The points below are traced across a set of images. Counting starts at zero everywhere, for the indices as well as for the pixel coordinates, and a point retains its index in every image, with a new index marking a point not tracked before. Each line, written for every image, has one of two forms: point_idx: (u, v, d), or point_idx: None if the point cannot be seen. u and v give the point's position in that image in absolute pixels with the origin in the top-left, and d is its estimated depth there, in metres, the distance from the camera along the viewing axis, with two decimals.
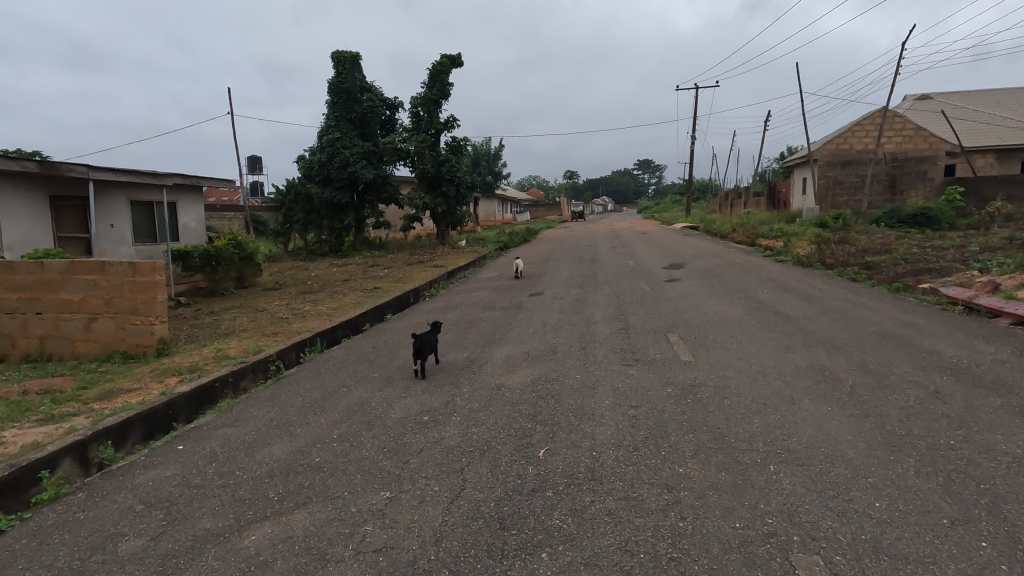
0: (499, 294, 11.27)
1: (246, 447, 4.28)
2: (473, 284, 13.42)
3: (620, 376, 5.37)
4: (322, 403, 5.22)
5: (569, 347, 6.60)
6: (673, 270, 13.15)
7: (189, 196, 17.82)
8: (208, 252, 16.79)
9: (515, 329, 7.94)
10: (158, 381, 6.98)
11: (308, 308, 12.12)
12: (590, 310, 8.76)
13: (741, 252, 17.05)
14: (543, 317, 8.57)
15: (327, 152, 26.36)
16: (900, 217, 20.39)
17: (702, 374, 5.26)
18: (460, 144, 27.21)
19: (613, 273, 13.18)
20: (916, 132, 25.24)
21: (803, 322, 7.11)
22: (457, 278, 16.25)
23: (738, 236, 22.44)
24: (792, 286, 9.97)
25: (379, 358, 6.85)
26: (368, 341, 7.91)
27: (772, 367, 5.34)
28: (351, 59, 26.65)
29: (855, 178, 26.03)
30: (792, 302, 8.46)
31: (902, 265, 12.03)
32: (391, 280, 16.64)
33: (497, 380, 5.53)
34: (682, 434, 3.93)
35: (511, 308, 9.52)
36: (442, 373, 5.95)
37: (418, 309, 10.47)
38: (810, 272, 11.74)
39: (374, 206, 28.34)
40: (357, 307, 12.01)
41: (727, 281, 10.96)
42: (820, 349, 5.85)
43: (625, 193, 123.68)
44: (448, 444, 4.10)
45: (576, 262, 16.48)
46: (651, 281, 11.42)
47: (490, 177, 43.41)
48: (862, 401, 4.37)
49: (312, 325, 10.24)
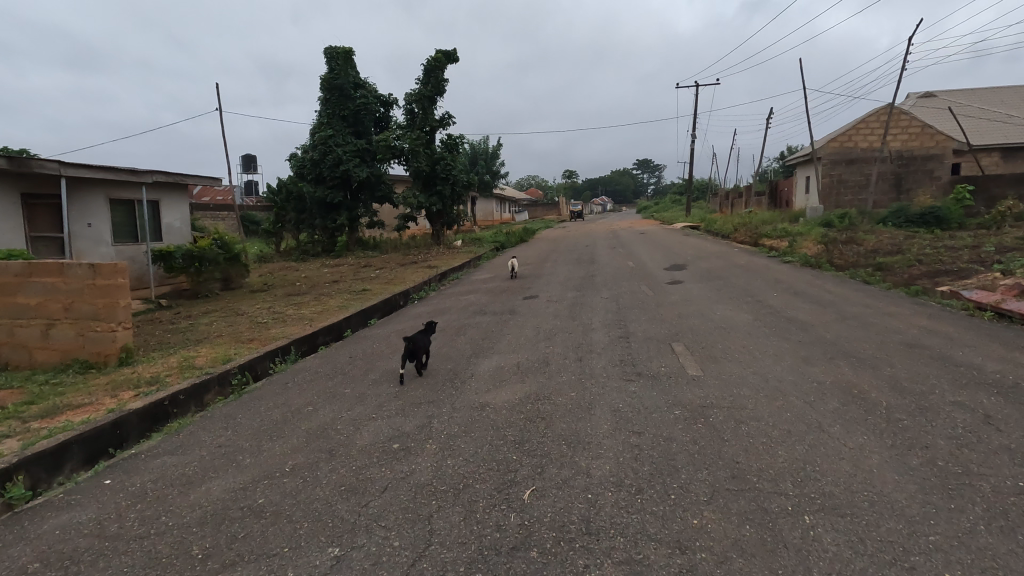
0: (491, 297, 10.65)
1: (183, 484, 3.64)
2: (466, 286, 12.79)
3: (620, 394, 4.74)
4: (281, 425, 4.59)
5: (563, 358, 5.97)
6: (676, 272, 12.52)
7: (173, 194, 17.18)
8: (192, 253, 16.12)
9: (505, 336, 7.32)
10: (112, 395, 6.32)
11: (291, 311, 11.50)
12: (587, 315, 8.14)
13: (745, 253, 16.41)
14: (536, 323, 7.96)
15: (319, 149, 25.74)
16: (907, 216, 19.80)
17: (713, 392, 4.64)
18: (455, 141, 26.58)
19: (612, 274, 12.56)
20: (922, 130, 24.62)
21: (820, 330, 6.50)
22: (450, 279, 15.62)
23: (741, 236, 21.82)
24: (804, 289, 9.34)
25: (355, 369, 6.24)
26: (347, 350, 7.29)
27: (793, 384, 4.73)
28: (344, 55, 26.03)
29: (860, 176, 25.42)
30: (805, 307, 7.83)
31: (917, 267, 11.40)
32: (382, 281, 15.99)
33: (481, 398, 4.91)
34: (695, 471, 3.31)
35: (503, 313, 8.89)
36: (422, 388, 5.33)
37: (405, 314, 9.83)
38: (819, 275, 11.12)
39: (368, 205, 27.72)
40: (342, 310, 11.37)
41: (733, 283, 10.34)
42: (843, 363, 5.24)
43: (624, 193, 123.06)
44: (419, 481, 3.48)
45: (574, 263, 15.88)
46: (652, 283, 10.81)
47: (487, 176, 42.80)
48: (903, 427, 3.76)
49: (292, 331, 9.60)
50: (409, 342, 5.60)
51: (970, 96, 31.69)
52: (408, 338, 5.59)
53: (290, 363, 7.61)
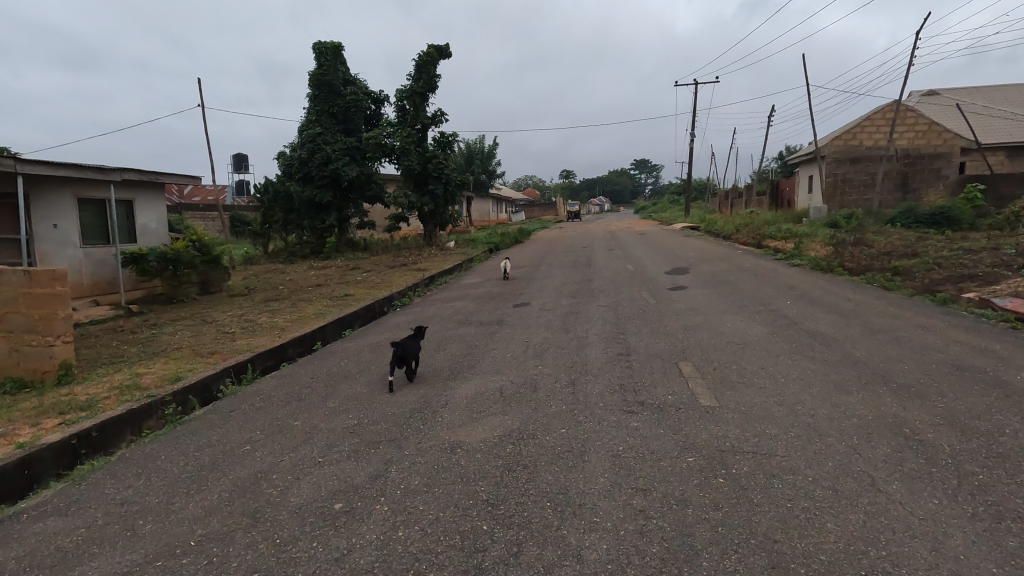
0: (480, 304, 9.83)
1: (54, 565, 2.81)
2: (454, 291, 11.99)
3: (618, 432, 3.93)
4: (204, 473, 3.74)
5: (553, 382, 5.14)
6: (678, 276, 11.73)
7: (149, 194, 16.36)
8: (166, 255, 15.22)
9: (490, 352, 6.51)
10: (33, 424, 5.42)
11: (264, 319, 10.63)
12: (582, 327, 7.32)
13: (750, 255, 15.64)
14: (525, 335, 7.14)
15: (307, 147, 24.92)
16: (916, 216, 19.05)
17: (732, 430, 3.81)
18: (449, 139, 25.75)
19: (610, 279, 11.78)
20: (929, 127, 23.88)
21: (848, 347, 5.70)
22: (439, 283, 14.80)
23: (743, 237, 21.06)
24: (819, 297, 8.55)
25: (314, 392, 5.41)
26: (310, 367, 6.45)
27: (829, 418, 3.94)
28: (332, 49, 25.21)
29: (865, 176, 24.68)
30: (824, 318, 7.04)
31: (938, 271, 10.62)
32: (367, 285, 15.18)
33: (452, 435, 4.09)
34: (722, 557, 2.49)
35: (490, 324, 8.08)
36: (385, 419, 4.51)
37: (383, 324, 9.00)
38: (833, 280, 10.33)
39: (359, 205, 26.88)
40: (318, 318, 10.52)
41: (741, 290, 9.55)
42: (882, 390, 4.45)
43: (622, 193, 122.46)
44: (357, 563, 2.66)
45: (570, 266, 15.05)
46: (652, 290, 10.01)
47: (484, 176, 41.98)
48: (983, 487, 2.95)
49: (260, 343, 8.71)
50: (398, 348, 5.38)
51: (976, 94, 30.98)
52: (396, 344, 5.37)
53: (248, 381, 6.70)
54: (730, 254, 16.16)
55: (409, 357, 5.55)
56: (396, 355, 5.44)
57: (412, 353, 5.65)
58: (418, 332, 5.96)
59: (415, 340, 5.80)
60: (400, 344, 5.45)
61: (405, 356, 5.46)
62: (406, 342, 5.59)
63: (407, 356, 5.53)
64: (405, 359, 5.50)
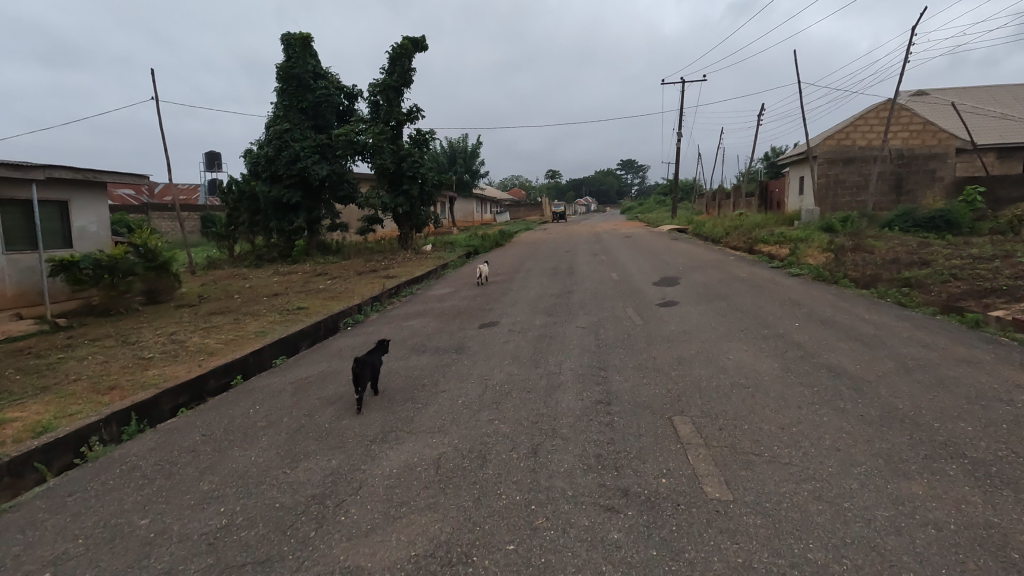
0: (443, 323, 8.56)
1: None
2: (417, 304, 10.70)
3: (591, 557, 2.66)
4: None
5: (512, 451, 3.88)
6: (667, 288, 10.57)
7: (88, 193, 14.82)
8: (102, 261, 13.51)
9: (439, 395, 5.22)
10: None
11: (195, 340, 9.20)
12: (556, 359, 6.06)
13: (743, 262, 14.55)
14: (485, 370, 5.86)
15: (274, 145, 23.44)
16: (915, 220, 18.12)
17: (760, 557, 2.56)
18: (425, 136, 24.42)
19: (593, 290, 10.60)
20: (923, 127, 23.02)
21: (885, 394, 4.52)
22: (405, 292, 13.46)
23: (734, 240, 19.99)
24: (829, 317, 7.40)
25: (194, 462, 4.07)
26: (210, 417, 5.08)
27: (897, 532, 2.69)
28: (302, 41, 23.74)
29: (858, 177, 23.83)
30: (843, 349, 5.85)
31: (954, 284, 9.54)
32: (327, 295, 13.83)
33: (348, 555, 2.80)
34: None
35: (449, 350, 6.83)
36: (265, 518, 3.20)
37: (326, 348, 7.68)
38: (840, 294, 9.19)
39: (330, 206, 25.41)
40: (257, 339, 9.15)
41: (740, 306, 8.41)
42: (954, 472, 3.23)
43: (608, 193, 121.87)
44: None
45: (550, 274, 13.81)
46: (639, 305, 8.83)
47: (467, 175, 40.47)
48: None
49: (176, 375, 7.24)
50: (358, 364, 4.95)
51: (968, 94, 30.29)
52: (356, 359, 4.95)
53: (130, 435, 5.11)
54: (722, 260, 15.06)
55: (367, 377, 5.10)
56: (354, 372, 5.00)
57: (372, 372, 5.21)
58: (380, 348, 5.55)
59: (375, 357, 5.39)
60: (359, 361, 5.03)
61: (364, 375, 5.02)
62: (366, 359, 5.16)
63: (366, 376, 5.08)
64: (364, 378, 5.05)
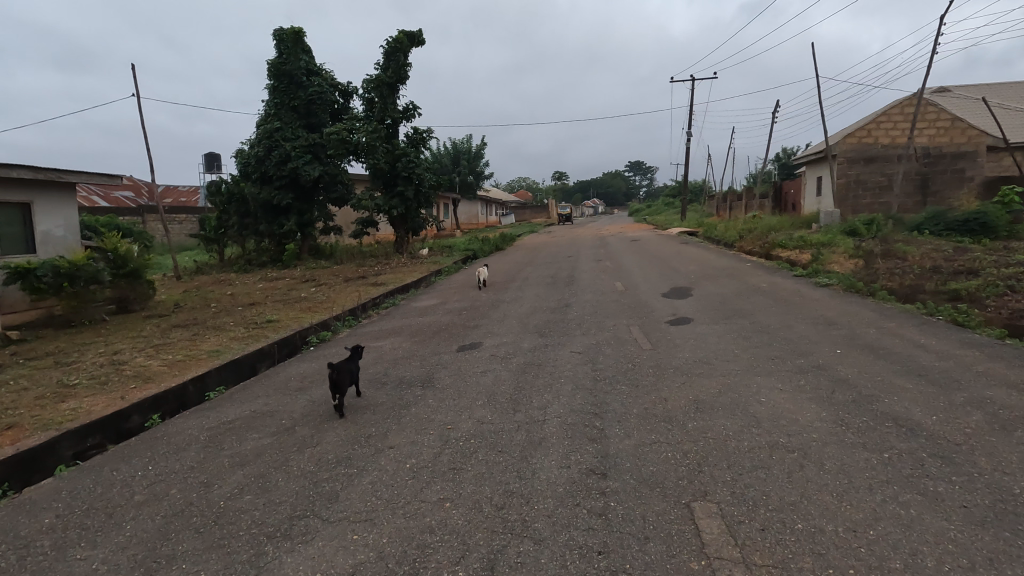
0: (417, 344, 7.38)
1: None
2: (395, 319, 9.50)
3: None
4: None
5: (459, 566, 2.66)
6: (678, 301, 9.32)
7: (54, 194, 13.74)
8: (62, 269, 12.26)
9: (385, 452, 4.01)
10: None
11: (138, 361, 8.03)
12: (541, 400, 4.84)
13: (761, 270, 13.26)
14: (452, 414, 4.65)
15: (264, 144, 22.39)
16: (947, 222, 16.70)
17: None
18: (421, 135, 23.28)
19: (594, 304, 9.38)
20: (951, 123, 21.59)
21: (989, 469, 3.25)
22: (388, 302, 12.21)
23: (749, 245, 18.66)
24: (878, 343, 6.11)
25: (13, 571, 2.88)
26: (83, 485, 3.87)
27: None
28: (293, 36, 22.68)
29: (880, 177, 22.43)
30: (907, 392, 4.57)
31: (1013, 296, 8.18)
32: (306, 305, 12.66)
33: None
34: None
35: (413, 383, 5.64)
36: None
37: (275, 375, 6.51)
38: (879, 310, 7.88)
39: (324, 208, 24.33)
40: (207, 361, 7.98)
41: (765, 326, 7.15)
42: None
43: (617, 195, 120.14)
44: None
45: (549, 283, 12.60)
46: (646, 325, 7.57)
47: (471, 177, 39.31)
48: None
49: (92, 409, 6.06)
50: (334, 370, 4.74)
51: (996, 90, 28.65)
52: (331, 365, 4.74)
53: None
54: (739, 267, 13.77)
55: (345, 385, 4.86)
56: (330, 379, 4.76)
57: (349, 379, 4.97)
58: (355, 356, 5.34)
59: (351, 364, 5.16)
60: (336, 367, 4.81)
61: (340, 382, 4.78)
62: (343, 366, 4.94)
63: (344, 381, 4.86)
64: (341, 385, 4.80)
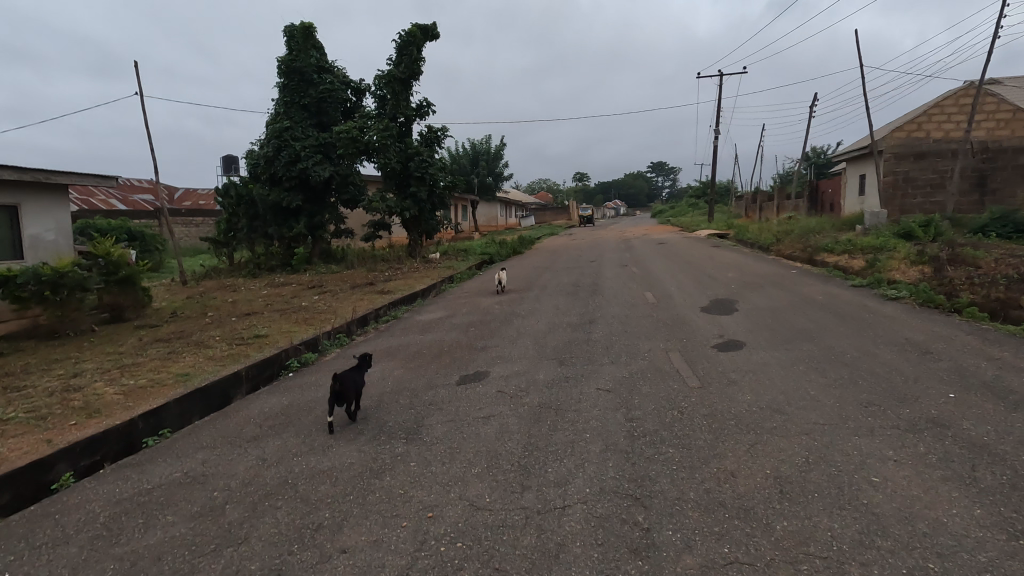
0: (412, 372, 6.15)
1: None
2: (395, 336, 8.27)
3: None
4: None
5: None
6: (722, 317, 7.92)
7: (45, 197, 12.47)
8: (45, 276, 11.21)
9: (333, 560, 2.78)
10: None
11: (94, 389, 6.90)
12: (562, 470, 3.54)
13: (810, 278, 11.75)
14: (439, 491, 3.39)
15: (273, 144, 21.49)
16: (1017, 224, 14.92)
17: None
18: (435, 133, 22.16)
19: (623, 319, 8.04)
20: (1013, 115, 19.65)
21: None
22: (388, 314, 10.96)
23: (790, 249, 17.03)
24: (1002, 384, 4.66)
25: None
26: None
27: None
28: (304, 31, 21.76)
29: (932, 174, 20.57)
30: None
31: None
32: (302, 317, 11.51)
33: None
34: None
35: (395, 434, 4.40)
36: None
37: (237, 414, 5.34)
38: (979, 334, 6.38)
39: (335, 210, 23.29)
40: (172, 387, 6.81)
41: (841, 355, 5.72)
42: None
43: (639, 197, 117.85)
44: None
45: (571, 292, 11.29)
46: (689, 351, 6.20)
47: (490, 178, 38.17)
48: None
49: (10, 454, 4.91)
50: (337, 384, 4.52)
51: None
52: (334, 378, 4.52)
53: None
54: (784, 275, 12.28)
55: (350, 395, 4.66)
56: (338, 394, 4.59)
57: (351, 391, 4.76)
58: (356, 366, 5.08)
59: (358, 372, 4.91)
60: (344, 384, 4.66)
61: (344, 394, 4.58)
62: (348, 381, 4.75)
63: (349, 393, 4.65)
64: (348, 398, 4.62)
